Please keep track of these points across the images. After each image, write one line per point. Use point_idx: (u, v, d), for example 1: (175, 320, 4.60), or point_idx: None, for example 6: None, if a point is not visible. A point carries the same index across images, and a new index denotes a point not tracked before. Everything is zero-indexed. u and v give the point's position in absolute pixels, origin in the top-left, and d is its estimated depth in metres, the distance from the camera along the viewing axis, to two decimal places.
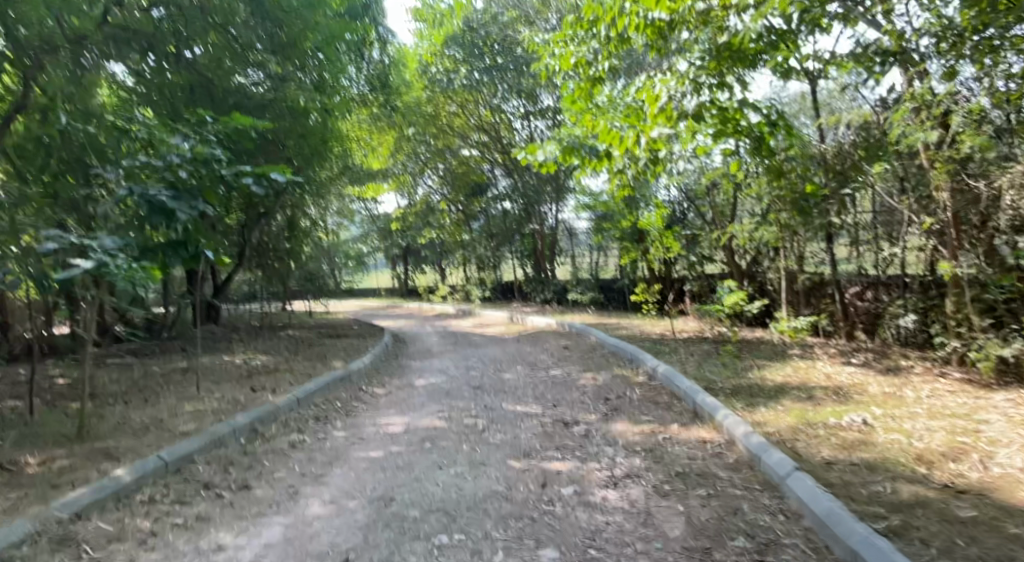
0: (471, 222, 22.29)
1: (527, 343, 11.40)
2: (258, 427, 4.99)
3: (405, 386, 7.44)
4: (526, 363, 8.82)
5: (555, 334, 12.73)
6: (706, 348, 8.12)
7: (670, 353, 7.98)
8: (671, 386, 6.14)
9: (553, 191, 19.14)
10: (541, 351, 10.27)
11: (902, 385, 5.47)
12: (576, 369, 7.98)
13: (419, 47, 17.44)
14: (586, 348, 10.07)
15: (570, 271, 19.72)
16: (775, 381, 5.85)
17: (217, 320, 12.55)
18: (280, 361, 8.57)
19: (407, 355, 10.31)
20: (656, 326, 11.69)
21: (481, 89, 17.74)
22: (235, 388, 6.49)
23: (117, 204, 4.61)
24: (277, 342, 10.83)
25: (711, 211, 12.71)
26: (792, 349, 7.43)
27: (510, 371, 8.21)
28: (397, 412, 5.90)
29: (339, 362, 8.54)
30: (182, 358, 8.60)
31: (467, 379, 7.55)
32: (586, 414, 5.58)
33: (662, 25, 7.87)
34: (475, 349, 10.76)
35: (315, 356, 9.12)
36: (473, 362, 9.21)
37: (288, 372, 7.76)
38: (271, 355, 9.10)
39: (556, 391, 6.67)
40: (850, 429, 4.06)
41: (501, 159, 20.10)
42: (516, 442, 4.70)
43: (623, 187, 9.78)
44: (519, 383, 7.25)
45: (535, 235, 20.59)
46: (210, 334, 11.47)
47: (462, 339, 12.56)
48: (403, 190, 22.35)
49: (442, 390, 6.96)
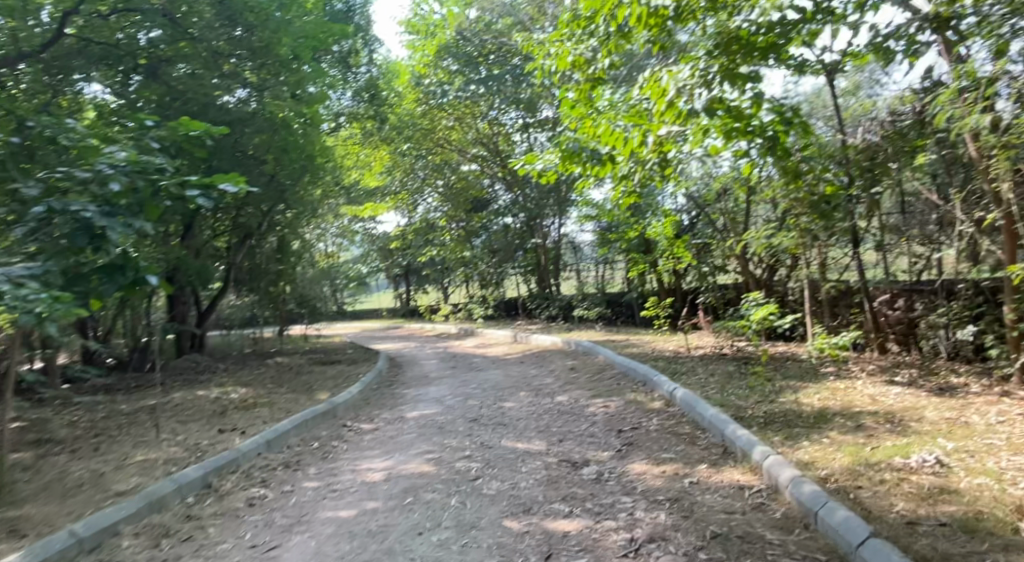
0: (472, 239, 21.64)
1: (532, 365, 10.66)
2: (214, 481, 4.27)
3: (395, 420, 6.71)
4: (530, 389, 8.08)
5: (561, 353, 11.99)
6: (727, 368, 7.37)
7: (688, 373, 7.24)
8: (694, 415, 5.39)
9: (555, 204, 18.50)
10: (546, 373, 9.53)
11: (963, 408, 4.71)
12: (584, 394, 7.24)
13: (412, 59, 16.94)
14: (595, 369, 9.32)
15: (575, 286, 19.00)
16: (814, 405, 5.10)
17: (203, 350, 11.84)
18: (261, 395, 7.86)
19: (403, 382, 9.60)
20: (668, 342, 10.93)
21: (477, 101, 17.19)
22: (202, 431, 5.76)
23: (38, 227, 3.93)
24: (264, 371, 10.13)
25: (722, 218, 12.02)
26: (824, 367, 6.67)
27: (512, 398, 7.48)
28: (381, 453, 5.16)
29: (325, 393, 7.83)
30: (155, 394, 7.90)
31: (464, 410, 6.81)
32: (597, 451, 4.84)
33: (665, 17, 7.25)
34: (475, 373, 10.02)
35: (300, 387, 8.40)
36: (472, 388, 8.48)
37: (267, 408, 7.04)
38: (253, 388, 8.39)
39: (562, 422, 5.93)
40: (923, 472, 3.31)
41: (500, 172, 19.48)
42: (515, 492, 3.96)
43: (628, 196, 9.12)
44: (521, 412, 6.52)
45: (539, 250, 19.93)
46: (193, 365, 10.77)
47: (462, 361, 11.82)
48: (401, 207, 21.76)
49: (435, 424, 6.23)
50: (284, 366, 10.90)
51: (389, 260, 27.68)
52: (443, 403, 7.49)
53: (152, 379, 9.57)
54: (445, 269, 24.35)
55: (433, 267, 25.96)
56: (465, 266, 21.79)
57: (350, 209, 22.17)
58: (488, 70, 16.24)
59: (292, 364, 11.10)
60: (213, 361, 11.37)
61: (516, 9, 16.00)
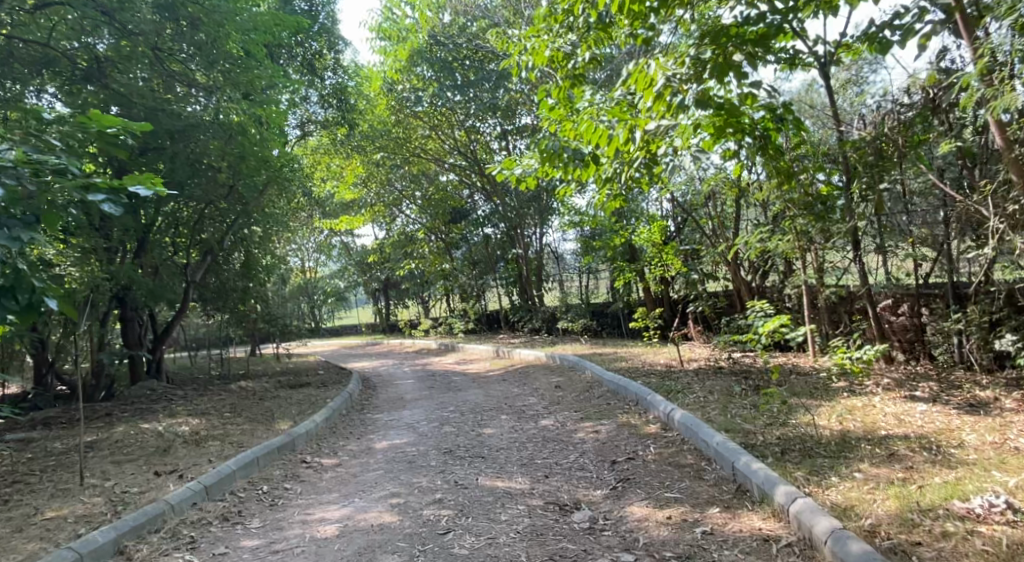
0: (452, 251, 20.95)
1: (515, 383, 9.99)
2: (129, 546, 3.57)
3: (361, 452, 6.00)
4: (513, 411, 7.40)
5: (545, 368, 11.32)
6: (727, 383, 6.76)
7: (685, 391, 6.61)
8: (697, 442, 4.75)
9: (537, 213, 17.94)
10: (530, 393, 8.86)
11: (1006, 429, 4.11)
12: (572, 417, 6.58)
13: (384, 65, 16.30)
14: (582, 387, 8.67)
15: (558, 296, 18.40)
16: (834, 429, 4.47)
17: (161, 376, 11.06)
18: (215, 427, 7.10)
19: (375, 405, 8.87)
20: (658, 354, 10.30)
21: (454, 109, 16.60)
22: (136, 476, 5.02)
23: None
24: (225, 398, 9.36)
25: (711, 223, 11.49)
26: (834, 381, 6.07)
27: (493, 422, 6.80)
28: (340, 498, 4.46)
29: (287, 422, 7.09)
30: (97, 430, 7.12)
31: (438, 439, 6.11)
32: (590, 491, 4.17)
33: (646, 6, 6.71)
34: (454, 394, 9.32)
35: (261, 415, 7.65)
36: (450, 412, 7.78)
37: (219, 442, 6.29)
38: (208, 418, 7.63)
39: (548, 453, 5.26)
40: (992, 523, 2.68)
41: (479, 182, 18.88)
42: (492, 551, 3.29)
43: (614, 200, 8.56)
44: (502, 441, 5.84)
45: (520, 261, 19.31)
46: (148, 393, 9.97)
47: (441, 380, 11.10)
48: (378, 220, 21.04)
49: (405, 457, 5.53)
50: (248, 390, 10.12)
51: (366, 274, 26.87)
52: (417, 431, 6.78)
53: (100, 411, 8.79)
54: (424, 283, 23.62)
55: (412, 281, 25.21)
56: (444, 279, 21.08)
57: (325, 222, 21.40)
58: (463, 76, 15.68)
59: (257, 389, 10.33)
60: (172, 387, 10.58)
61: (491, 12, 15.46)
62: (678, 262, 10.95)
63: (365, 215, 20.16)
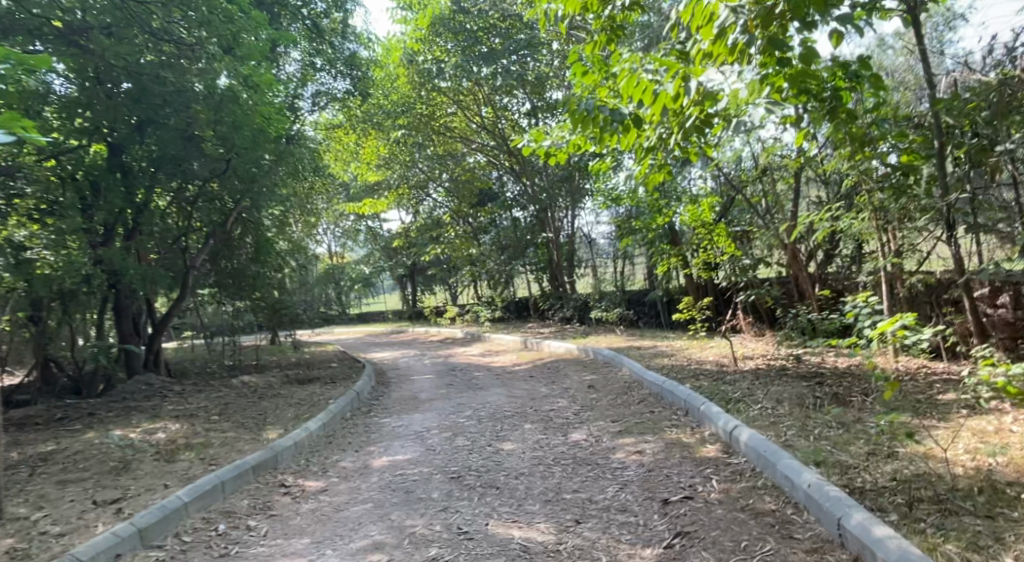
0: (480, 235, 19.92)
1: (544, 381, 8.91)
2: None
3: (354, 472, 4.99)
4: (539, 419, 6.33)
5: (577, 364, 10.22)
6: (797, 391, 5.61)
7: (747, 399, 5.48)
8: (777, 477, 3.64)
9: (568, 194, 17.01)
10: (560, 394, 7.78)
11: None
12: (609, 431, 5.49)
13: (405, 35, 15.29)
14: (620, 388, 7.55)
15: (591, 283, 17.25)
16: (971, 470, 3.29)
17: (160, 369, 10.25)
18: (195, 435, 6.17)
19: (384, 407, 7.88)
20: (705, 350, 9.11)
21: (480, 83, 15.53)
22: (71, 506, 4.10)
23: None
24: (222, 397, 8.46)
25: (764, 201, 10.30)
26: (942, 394, 4.85)
27: (514, 435, 5.73)
28: (311, 548, 3.46)
29: (277, 430, 6.13)
30: (64, 436, 6.25)
31: (448, 458, 5.07)
32: (635, 552, 3.10)
33: None
34: (473, 394, 8.29)
35: (251, 420, 6.71)
36: (465, 418, 6.75)
37: (190, 457, 5.34)
38: (191, 423, 6.70)
39: (580, 483, 4.18)
40: None
41: (508, 162, 17.81)
42: None
43: (657, 173, 7.41)
44: (522, 463, 4.76)
45: (550, 245, 18.18)
46: (143, 388, 9.13)
47: (462, 376, 10.07)
48: (402, 203, 20.11)
49: (404, 483, 4.50)
50: (250, 386, 9.25)
51: (393, 259, 25.90)
52: (424, 443, 5.75)
53: (83, 410, 7.94)
54: (451, 268, 22.62)
55: (439, 266, 24.21)
56: (471, 265, 20.04)
57: (348, 205, 20.46)
58: (490, 47, 14.57)
59: (260, 385, 9.44)
60: (171, 381, 9.74)
61: None
62: (730, 243, 10.01)
63: (388, 198, 19.16)
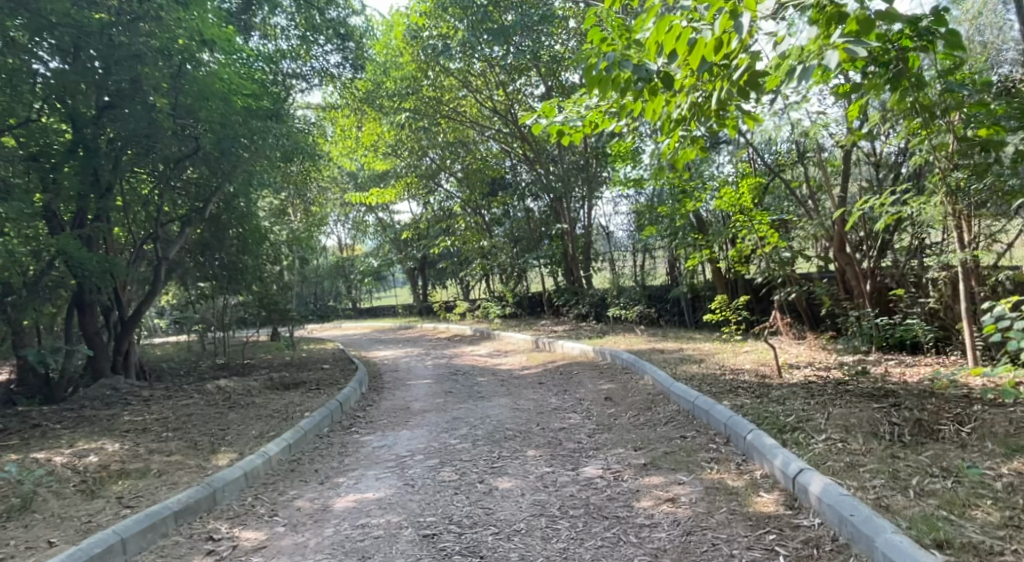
0: (493, 227, 18.83)
1: (555, 389, 7.83)
2: None
3: (309, 519, 3.95)
4: (546, 444, 5.25)
5: (592, 368, 9.12)
6: (866, 416, 4.50)
7: (805, 426, 4.37)
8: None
9: (585, 183, 15.90)
10: (573, 408, 6.70)
11: None
12: (633, 465, 4.39)
13: (408, 8, 14.07)
14: (643, 402, 6.46)
15: (609, 278, 16.15)
16: None
17: (130, 371, 9.25)
18: (133, 459, 5.15)
19: (370, 419, 6.87)
20: (741, 356, 7.96)
21: (490, 61, 14.38)
22: None
23: None
24: (190, 406, 7.46)
25: (805, 186, 9.16)
26: None
27: (514, 465, 4.66)
28: None
29: (229, 455, 5.11)
30: None
31: (427, 502, 4.02)
32: None
33: None
34: (473, 405, 7.23)
35: (207, 439, 5.69)
36: (458, 439, 5.68)
37: (113, 494, 4.32)
38: (137, 441, 5.69)
39: (596, 552, 3.09)
40: None
41: (522, 149, 16.73)
42: None
43: (689, 149, 6.29)
44: (519, 514, 3.68)
45: (565, 237, 17.08)
46: (106, 394, 8.16)
47: (464, 381, 9.02)
48: (412, 194, 19.08)
49: (365, 542, 3.44)
50: (227, 392, 8.27)
51: (403, 252, 24.86)
52: (403, 476, 4.69)
53: (30, 420, 6.97)
54: (462, 262, 21.54)
55: (450, 259, 23.16)
56: (481, 258, 18.95)
57: (353, 195, 19.47)
58: (500, 22, 13.40)
59: (238, 390, 8.46)
60: (140, 386, 8.77)
61: None
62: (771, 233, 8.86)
63: (396, 187, 18.15)
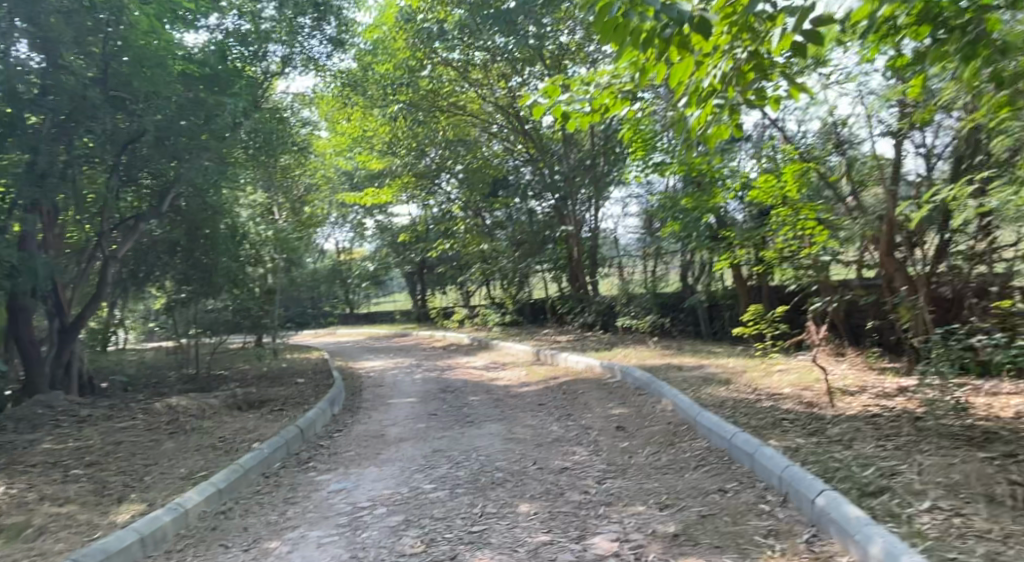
0: (494, 231, 17.69)
1: (558, 414, 6.68)
2: None
3: None
4: (544, 496, 4.09)
5: (600, 387, 7.98)
6: (974, 469, 3.35)
7: (896, 487, 3.22)
8: None
9: (592, 183, 14.77)
10: (579, 441, 5.55)
11: None
12: (661, 538, 3.23)
13: None
14: (662, 435, 5.32)
15: (616, 284, 15.00)
16: None
17: (71, 384, 8.16)
18: (14, 509, 4.01)
19: (334, 451, 5.75)
20: (774, 377, 6.80)
21: (490, 48, 13.28)
22: None
23: None
24: (126, 431, 6.33)
25: (844, 180, 8.05)
26: None
27: (500, 531, 3.51)
28: None
29: (135, 507, 3.96)
30: None
31: None
32: None
33: None
34: (459, 433, 6.09)
35: (121, 480, 4.55)
36: (433, 484, 4.52)
37: None
38: (33, 482, 4.55)
39: None
40: None
41: (526, 147, 15.64)
42: None
43: (722, 127, 5.14)
44: None
45: (570, 241, 15.93)
46: (37, 413, 7.03)
47: (453, 401, 7.88)
48: (410, 195, 17.97)
49: None
50: (177, 412, 7.14)
51: (401, 256, 23.73)
52: (353, 542, 3.54)
53: None
54: (461, 267, 20.41)
55: (449, 264, 22.02)
56: (481, 263, 17.82)
57: (347, 196, 18.41)
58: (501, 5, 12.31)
59: (192, 409, 7.34)
60: (82, 403, 7.64)
61: None
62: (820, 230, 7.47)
63: (392, 187, 17.06)
